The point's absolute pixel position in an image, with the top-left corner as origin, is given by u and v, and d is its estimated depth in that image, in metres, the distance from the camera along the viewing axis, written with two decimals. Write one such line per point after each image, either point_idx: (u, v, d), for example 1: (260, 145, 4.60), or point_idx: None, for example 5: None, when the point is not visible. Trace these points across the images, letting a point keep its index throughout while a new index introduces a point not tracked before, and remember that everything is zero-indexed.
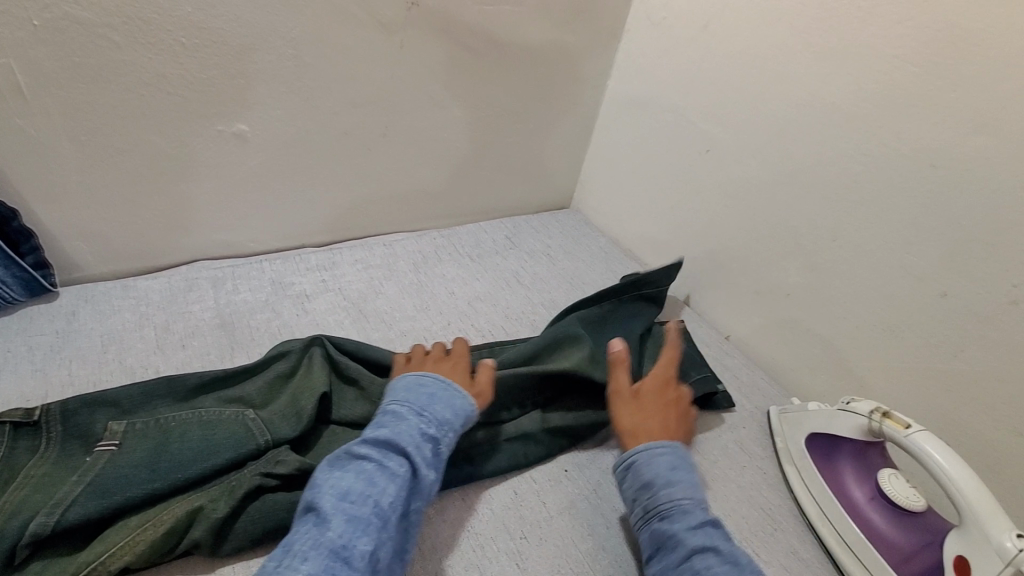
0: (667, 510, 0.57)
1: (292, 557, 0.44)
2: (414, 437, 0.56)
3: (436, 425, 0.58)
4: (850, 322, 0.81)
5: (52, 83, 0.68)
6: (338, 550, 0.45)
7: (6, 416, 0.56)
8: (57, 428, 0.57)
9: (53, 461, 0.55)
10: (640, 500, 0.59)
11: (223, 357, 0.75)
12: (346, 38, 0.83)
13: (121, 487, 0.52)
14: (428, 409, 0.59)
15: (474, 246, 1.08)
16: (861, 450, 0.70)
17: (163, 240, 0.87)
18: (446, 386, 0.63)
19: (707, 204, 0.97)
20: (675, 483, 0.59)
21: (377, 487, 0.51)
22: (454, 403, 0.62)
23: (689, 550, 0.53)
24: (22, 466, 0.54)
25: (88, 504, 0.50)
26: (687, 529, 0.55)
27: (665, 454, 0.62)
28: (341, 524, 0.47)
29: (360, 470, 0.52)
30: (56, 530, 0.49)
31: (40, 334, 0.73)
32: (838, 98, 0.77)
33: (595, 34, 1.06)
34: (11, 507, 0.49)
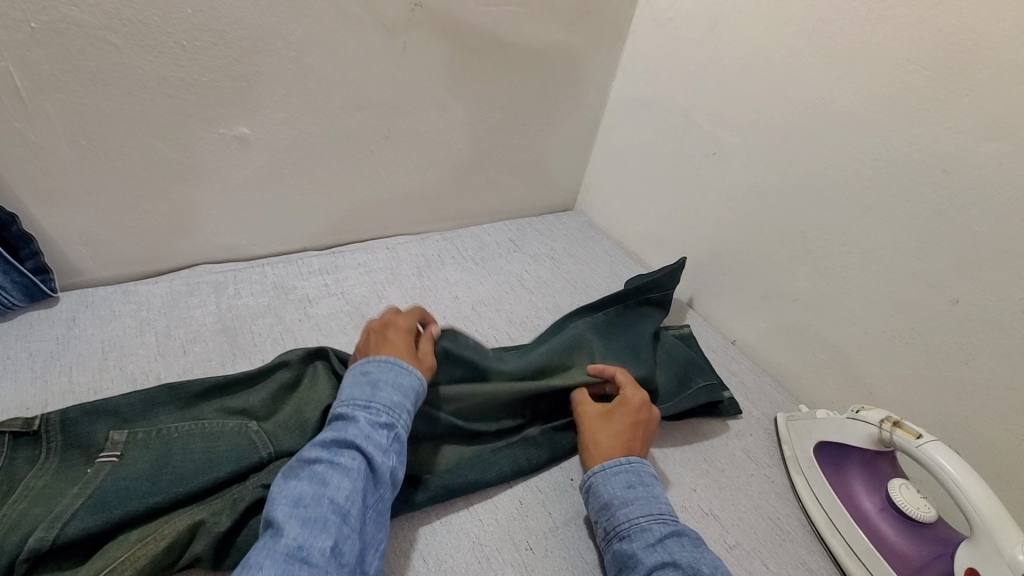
0: (624, 531, 0.57)
1: (248, 568, 0.43)
2: (363, 430, 0.55)
3: (385, 413, 0.57)
4: (859, 328, 0.80)
5: (51, 86, 0.67)
6: (296, 552, 0.44)
7: (4, 426, 0.55)
8: (57, 437, 0.56)
9: (53, 472, 0.54)
10: (601, 524, 0.59)
11: (225, 363, 0.75)
12: (349, 40, 0.82)
13: (121, 500, 0.52)
14: (375, 398, 0.58)
15: (478, 249, 1.07)
16: (871, 459, 0.69)
17: (164, 244, 0.86)
18: (393, 367, 0.61)
19: (714, 207, 0.96)
20: (630, 501, 0.59)
21: (330, 485, 0.50)
22: (401, 383, 0.61)
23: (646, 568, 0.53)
24: (23, 476, 0.53)
25: (87, 518, 0.50)
26: (644, 547, 0.55)
27: (618, 473, 0.62)
28: (296, 528, 0.46)
29: (313, 473, 0.51)
30: (55, 545, 0.48)
31: (40, 340, 0.72)
32: (848, 101, 0.76)
33: (600, 35, 1.04)
34: (10, 520, 0.48)
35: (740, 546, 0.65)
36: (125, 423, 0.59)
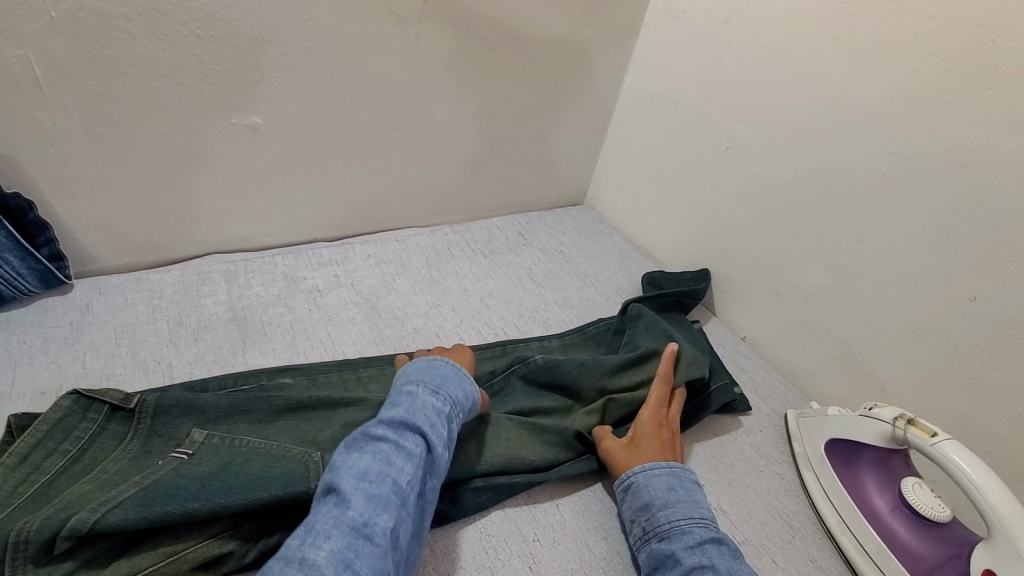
0: (665, 531, 0.58)
1: (314, 535, 0.45)
2: (430, 416, 0.56)
3: (450, 404, 0.59)
4: (873, 325, 0.79)
5: (68, 74, 0.68)
6: (360, 528, 0.46)
7: (107, 397, 0.61)
8: (146, 422, 0.61)
9: (130, 458, 0.58)
10: (639, 523, 0.60)
11: (235, 352, 0.75)
12: (362, 31, 0.82)
13: (165, 500, 0.52)
14: (442, 390, 0.60)
15: (487, 243, 1.07)
16: (883, 458, 0.68)
17: (176, 233, 0.86)
18: (458, 371, 0.64)
19: (726, 202, 0.95)
20: (672, 505, 0.60)
21: (394, 466, 0.51)
22: (466, 380, 0.63)
23: (686, 569, 0.54)
24: (106, 454, 0.59)
25: (129, 510, 0.50)
26: (683, 547, 0.56)
27: (658, 476, 0.63)
28: (361, 502, 0.47)
29: (379, 451, 0.52)
30: (94, 530, 0.49)
31: (54, 326, 0.73)
32: (865, 95, 0.75)
33: (613, 27, 1.03)
34: (70, 500, 0.51)
35: (749, 543, 0.65)
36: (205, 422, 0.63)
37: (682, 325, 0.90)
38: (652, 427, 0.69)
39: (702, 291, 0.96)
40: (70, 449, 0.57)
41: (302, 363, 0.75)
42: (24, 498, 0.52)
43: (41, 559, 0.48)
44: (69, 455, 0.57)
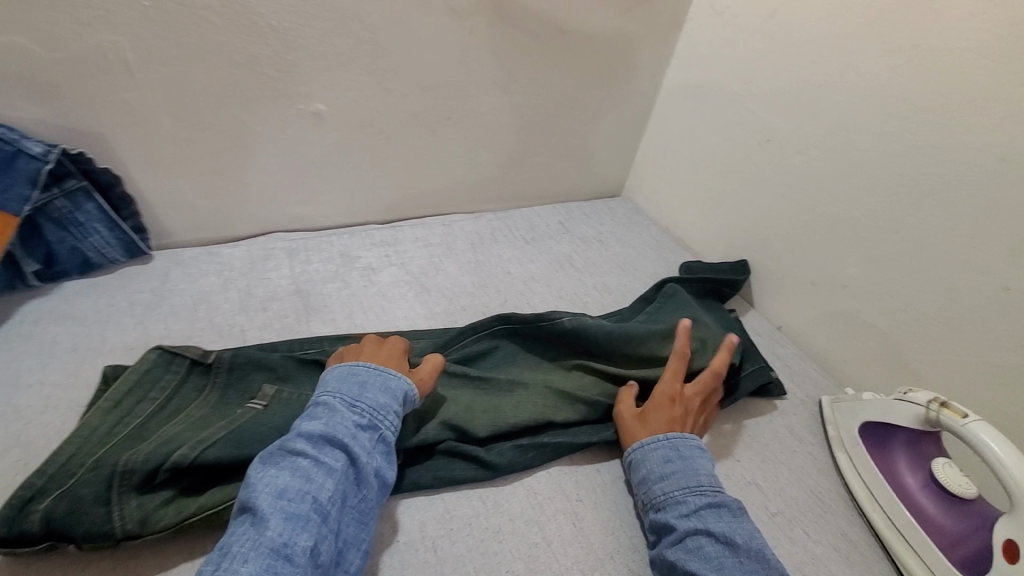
0: (660, 502, 0.61)
1: (231, 559, 0.45)
2: (351, 430, 0.56)
3: (372, 412, 0.59)
4: (909, 315, 0.80)
5: (157, 60, 0.74)
6: (279, 549, 0.47)
7: (187, 352, 0.68)
8: (222, 376, 0.67)
9: (212, 405, 0.65)
10: (639, 495, 0.64)
11: (299, 321, 0.81)
12: (419, 23, 0.87)
13: (252, 443, 0.58)
14: (362, 399, 0.59)
15: (529, 230, 1.11)
16: (915, 439, 0.70)
17: (244, 212, 0.93)
18: (381, 372, 0.63)
19: (764, 194, 0.98)
20: (667, 477, 0.62)
21: (314, 483, 0.52)
22: (391, 385, 0.63)
23: (678, 533, 0.57)
24: (191, 401, 0.65)
25: (222, 450, 0.57)
26: (678, 513, 0.59)
27: (655, 450, 0.65)
28: (279, 522, 0.48)
29: (297, 468, 0.52)
30: (193, 464, 0.55)
31: (138, 292, 0.80)
32: (907, 89, 0.76)
33: (656, 23, 1.06)
34: (167, 438, 0.58)
35: (781, 515, 0.68)
36: (272, 378, 0.69)
37: (717, 309, 0.94)
38: (664, 402, 0.71)
39: (741, 282, 0.99)
40: (159, 395, 0.64)
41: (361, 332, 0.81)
42: (123, 434, 0.58)
43: (145, 488, 0.54)
44: (156, 402, 0.63)
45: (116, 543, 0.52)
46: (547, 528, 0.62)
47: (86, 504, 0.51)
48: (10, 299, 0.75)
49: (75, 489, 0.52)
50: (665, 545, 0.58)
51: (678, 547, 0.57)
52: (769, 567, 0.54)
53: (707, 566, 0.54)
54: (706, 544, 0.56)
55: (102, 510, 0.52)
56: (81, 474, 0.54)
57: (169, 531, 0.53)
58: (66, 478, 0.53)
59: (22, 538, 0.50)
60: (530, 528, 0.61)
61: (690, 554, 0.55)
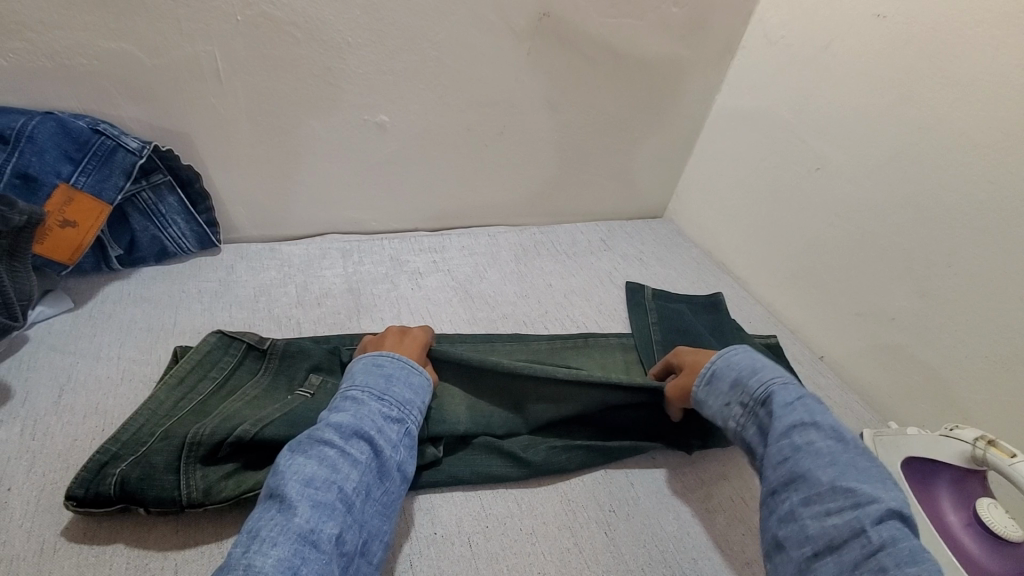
0: (764, 397, 0.63)
1: (260, 543, 0.46)
2: (376, 423, 0.59)
3: (397, 407, 0.61)
4: (959, 350, 0.79)
5: (243, 69, 0.81)
6: (307, 535, 0.48)
7: (245, 338, 0.72)
8: (275, 361, 0.71)
9: (264, 386, 0.69)
10: (740, 395, 0.65)
11: (350, 317, 0.85)
12: (481, 43, 0.92)
13: (305, 424, 0.62)
14: (388, 393, 0.62)
15: (571, 245, 1.14)
16: (961, 477, 0.69)
17: (306, 213, 0.99)
18: (405, 366, 0.66)
19: (812, 221, 0.98)
20: (767, 375, 0.65)
21: (340, 473, 0.53)
22: (412, 382, 0.65)
23: (786, 428, 0.59)
24: (246, 382, 0.69)
25: (279, 427, 0.61)
26: (787, 409, 0.61)
27: (748, 358, 0.68)
28: (307, 510, 0.50)
29: (324, 457, 0.54)
30: (251, 439, 0.59)
31: (206, 281, 0.86)
32: (964, 124, 0.76)
33: (709, 50, 1.09)
34: (226, 416, 0.62)
35: None
36: (320, 368, 0.72)
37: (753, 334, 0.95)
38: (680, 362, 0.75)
39: None
40: (218, 376, 0.68)
41: None
42: (186, 411, 0.63)
43: (207, 461, 0.58)
44: (215, 382, 0.68)
45: (181, 510, 0.56)
46: (579, 535, 0.63)
47: (157, 472, 0.56)
48: (96, 280, 0.82)
49: (149, 457, 0.57)
50: (771, 438, 0.60)
51: (787, 438, 0.59)
52: (873, 462, 0.58)
53: (821, 463, 0.56)
54: (818, 441, 0.58)
55: (171, 477, 0.56)
56: (153, 444, 0.59)
57: (228, 503, 0.57)
58: (138, 446, 0.59)
59: (98, 498, 0.54)
60: (564, 535, 0.62)
61: (801, 451, 0.57)
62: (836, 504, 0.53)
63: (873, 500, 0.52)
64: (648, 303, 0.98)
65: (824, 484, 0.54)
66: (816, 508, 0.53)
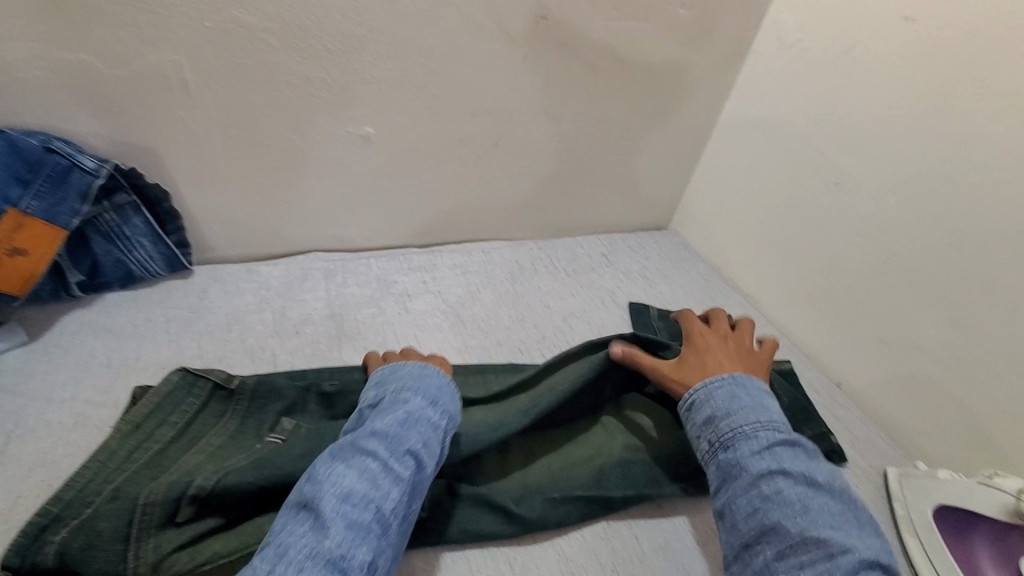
0: (729, 440, 0.59)
1: (290, 567, 0.45)
2: (422, 435, 0.57)
3: (445, 418, 0.61)
4: (995, 386, 0.72)
5: (214, 80, 0.75)
6: (337, 561, 0.47)
7: (211, 376, 0.66)
8: (243, 403, 0.65)
9: (231, 434, 0.63)
10: (704, 440, 0.62)
11: (331, 347, 0.79)
12: (475, 49, 0.85)
13: (272, 467, 0.55)
14: (434, 405, 0.61)
15: (570, 261, 1.07)
16: (1001, 532, 0.63)
17: (287, 231, 0.92)
18: (452, 381, 0.65)
19: (829, 239, 0.91)
20: (737, 414, 0.61)
21: (378, 491, 0.52)
22: (463, 397, 0.65)
23: (753, 478, 0.56)
24: (211, 429, 0.63)
25: (241, 473, 0.54)
26: (750, 455, 0.58)
27: (721, 388, 0.64)
28: (340, 531, 0.48)
29: (364, 471, 0.53)
30: (210, 492, 0.53)
31: (175, 308, 0.80)
32: (1004, 138, 0.69)
33: (718, 54, 1.02)
34: (184, 471, 0.56)
35: None
36: (294, 411, 0.67)
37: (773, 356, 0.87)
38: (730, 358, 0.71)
39: None
40: (179, 422, 0.62)
41: None
42: (141, 464, 0.57)
43: (163, 526, 0.52)
44: (176, 428, 0.61)
45: None
46: None
47: (101, 541, 0.50)
48: (55, 308, 0.76)
49: (94, 522, 0.51)
50: (740, 488, 0.56)
51: (757, 488, 0.55)
52: (851, 506, 0.54)
53: (791, 514, 0.53)
54: (787, 489, 0.54)
55: (119, 547, 0.50)
56: (100, 505, 0.52)
57: None
58: (84, 508, 0.53)
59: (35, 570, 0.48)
60: None
61: (770, 500, 0.54)
62: (808, 557, 0.49)
63: (846, 551, 0.49)
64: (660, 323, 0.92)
65: (795, 537, 0.51)
66: (790, 562, 0.50)
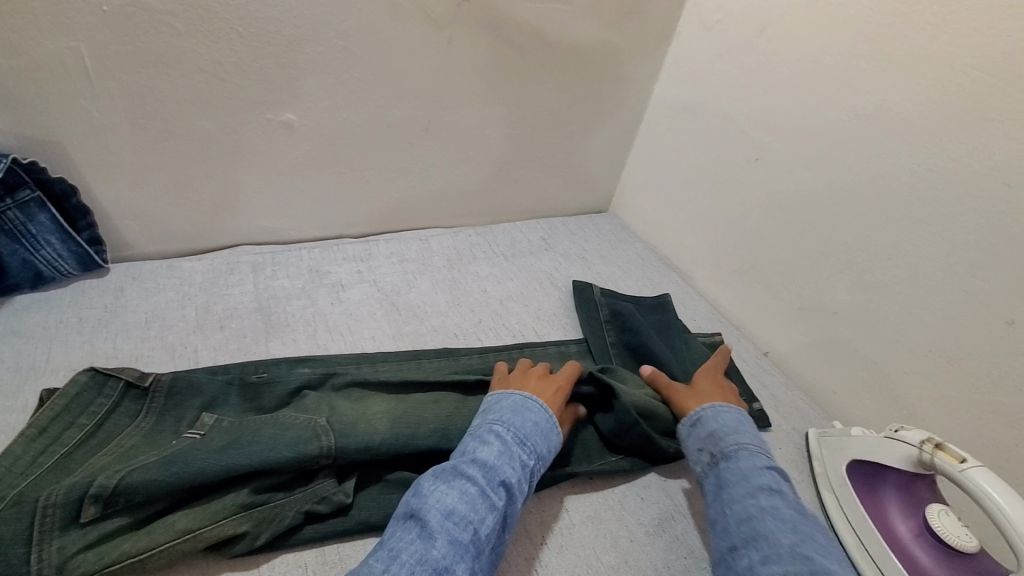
0: (732, 453, 0.64)
1: (398, 567, 0.47)
2: (516, 468, 0.57)
3: (535, 453, 0.60)
4: (903, 345, 0.76)
5: (116, 67, 0.71)
6: (440, 573, 0.47)
7: (123, 374, 0.63)
8: (159, 400, 0.63)
9: (146, 432, 0.60)
10: (706, 453, 0.66)
11: (258, 341, 0.77)
12: (396, 32, 0.84)
13: (184, 462, 0.53)
14: (529, 440, 0.61)
15: (509, 246, 1.07)
16: (907, 481, 0.66)
17: (211, 225, 0.89)
18: (549, 416, 0.65)
19: (754, 214, 0.94)
20: (742, 434, 0.67)
21: (477, 514, 0.52)
22: (554, 435, 0.64)
23: (752, 488, 0.59)
24: (125, 428, 0.60)
25: (151, 471, 0.52)
26: (752, 469, 0.61)
27: (729, 413, 0.70)
28: (444, 544, 0.49)
29: (465, 492, 0.53)
30: (116, 491, 0.51)
31: (89, 307, 0.77)
32: (902, 110, 0.73)
33: (645, 36, 1.03)
34: (91, 471, 0.53)
35: None
36: (215, 406, 0.64)
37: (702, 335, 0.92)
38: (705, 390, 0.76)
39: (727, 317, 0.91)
40: (88, 423, 0.59)
41: (321, 354, 0.77)
42: (44, 467, 0.54)
43: (67, 527, 0.50)
44: (85, 429, 0.58)
45: None
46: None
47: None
48: None
49: None
50: (736, 496, 0.59)
51: (753, 496, 0.58)
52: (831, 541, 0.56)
53: (784, 528, 0.54)
54: (782, 507, 0.57)
55: (20, 550, 0.47)
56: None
57: None
58: None
59: None
60: None
61: (765, 512, 0.56)
62: (792, 566, 0.50)
63: (828, 571, 0.50)
64: (602, 299, 0.93)
65: (784, 546, 0.52)
66: (773, 566, 0.51)
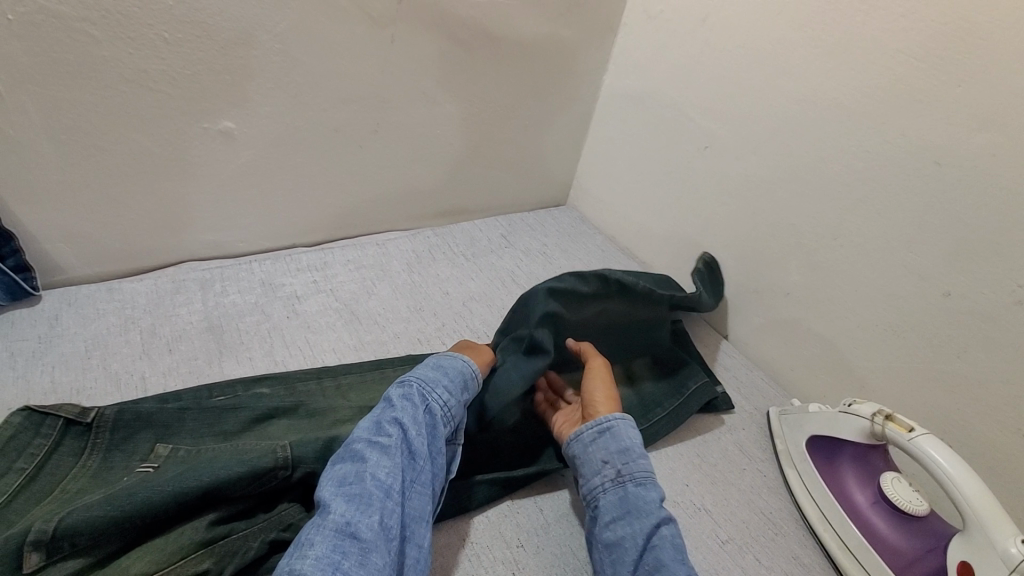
0: (641, 479, 0.61)
1: (301, 547, 0.47)
2: (399, 407, 0.60)
3: (419, 384, 0.63)
4: (852, 322, 0.79)
5: (29, 80, 0.66)
6: (343, 530, 0.49)
7: (61, 412, 0.59)
8: (105, 435, 0.59)
9: (94, 471, 0.57)
10: (611, 469, 0.62)
11: (211, 362, 0.74)
12: (336, 32, 0.81)
13: (132, 498, 0.50)
14: (408, 375, 0.64)
15: (469, 245, 1.06)
16: (862, 453, 0.69)
17: (151, 242, 0.85)
18: (434, 356, 0.69)
19: (706, 201, 0.96)
20: (646, 456, 0.63)
21: (369, 463, 0.54)
22: (440, 363, 0.67)
23: (657, 518, 0.57)
24: (70, 470, 0.56)
25: (97, 509, 0.49)
26: (655, 499, 0.59)
27: (634, 430, 0.66)
28: (341, 505, 0.50)
29: (353, 452, 0.55)
30: (62, 535, 0.48)
31: (22, 339, 0.71)
32: (839, 95, 0.75)
33: (591, 27, 1.03)
34: (32, 519, 0.50)
35: (732, 541, 0.66)
36: (170, 435, 0.61)
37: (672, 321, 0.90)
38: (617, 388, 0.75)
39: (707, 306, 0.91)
40: (25, 466, 0.55)
41: (280, 371, 0.74)
42: None
43: None
44: (24, 475, 0.54)
45: None
46: None
47: None
48: None
49: None
50: (641, 527, 0.57)
51: (655, 529, 0.56)
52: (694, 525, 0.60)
53: (681, 561, 0.54)
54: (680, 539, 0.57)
55: None
56: None
57: None
58: None
59: None
60: None
61: (668, 546, 0.55)
62: None
63: None
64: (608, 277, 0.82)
65: None
66: None
